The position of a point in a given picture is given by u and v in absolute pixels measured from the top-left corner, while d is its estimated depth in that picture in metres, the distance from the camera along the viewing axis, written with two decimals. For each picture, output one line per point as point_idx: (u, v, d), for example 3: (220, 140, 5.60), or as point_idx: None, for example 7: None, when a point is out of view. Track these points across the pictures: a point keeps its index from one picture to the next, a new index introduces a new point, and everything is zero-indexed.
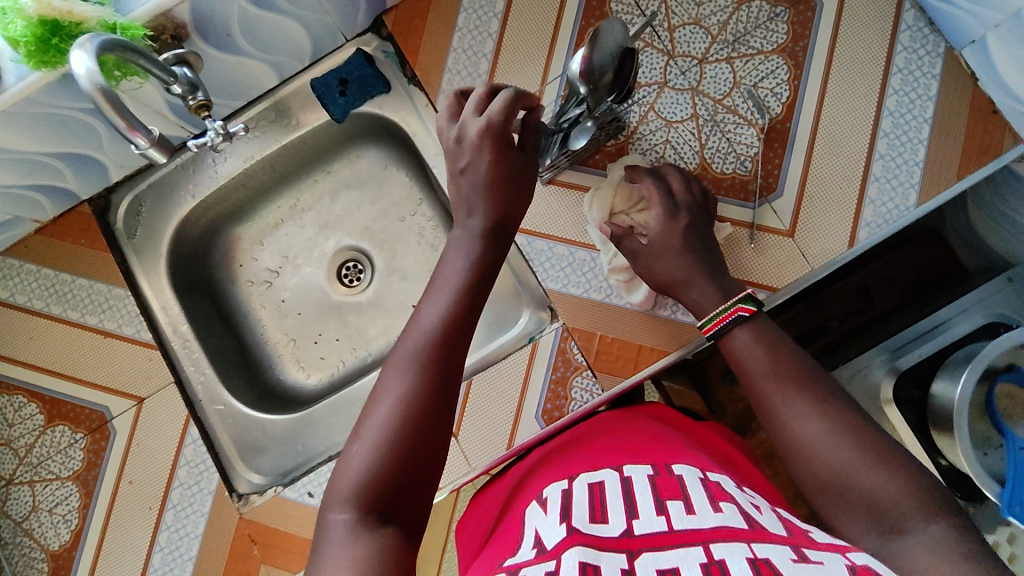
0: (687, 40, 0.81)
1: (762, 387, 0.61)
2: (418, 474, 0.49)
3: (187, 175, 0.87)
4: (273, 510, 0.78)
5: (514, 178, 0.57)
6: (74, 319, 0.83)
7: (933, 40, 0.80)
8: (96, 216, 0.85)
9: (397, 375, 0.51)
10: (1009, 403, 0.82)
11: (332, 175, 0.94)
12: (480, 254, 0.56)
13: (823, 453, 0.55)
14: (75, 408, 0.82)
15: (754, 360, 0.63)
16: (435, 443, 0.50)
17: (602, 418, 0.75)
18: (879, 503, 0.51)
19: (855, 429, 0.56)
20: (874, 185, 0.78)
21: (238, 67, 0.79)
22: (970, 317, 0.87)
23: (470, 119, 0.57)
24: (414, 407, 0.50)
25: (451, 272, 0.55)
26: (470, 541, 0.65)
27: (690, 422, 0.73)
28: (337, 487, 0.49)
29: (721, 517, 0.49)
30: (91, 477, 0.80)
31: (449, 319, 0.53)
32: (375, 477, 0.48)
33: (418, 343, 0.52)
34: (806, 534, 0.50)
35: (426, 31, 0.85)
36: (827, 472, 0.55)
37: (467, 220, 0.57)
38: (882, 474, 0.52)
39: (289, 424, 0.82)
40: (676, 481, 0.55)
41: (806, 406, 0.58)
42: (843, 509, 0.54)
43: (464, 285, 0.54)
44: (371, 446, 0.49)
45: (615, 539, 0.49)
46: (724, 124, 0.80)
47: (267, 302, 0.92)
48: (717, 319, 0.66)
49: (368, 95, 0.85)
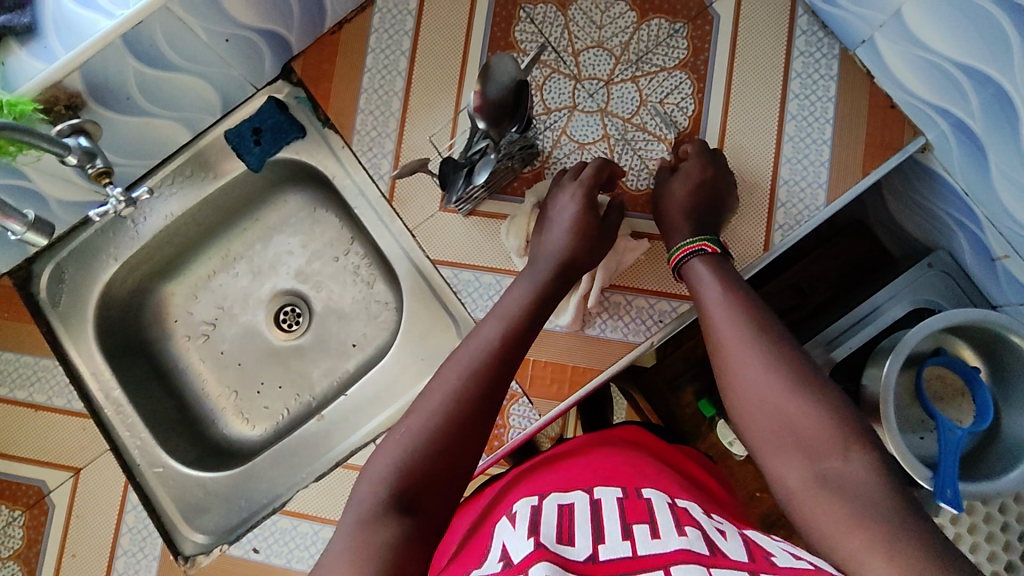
0: (592, 63, 0.83)
1: (710, 319, 0.64)
2: (454, 468, 0.53)
3: (108, 239, 0.85)
4: (219, 570, 0.78)
5: (593, 228, 0.70)
6: (3, 395, 0.82)
7: (828, 43, 0.83)
8: (18, 288, 0.84)
9: (455, 372, 0.57)
10: (940, 386, 0.85)
11: (261, 223, 0.94)
12: (543, 284, 0.67)
13: (763, 376, 0.58)
14: (11, 485, 0.80)
15: (707, 291, 0.66)
16: (474, 443, 0.55)
17: (572, 442, 0.76)
18: (804, 433, 0.54)
19: (792, 363, 0.58)
20: (784, 188, 0.80)
21: (145, 127, 0.78)
22: (900, 302, 0.90)
23: (566, 182, 0.73)
24: (462, 406, 0.55)
25: (516, 299, 0.65)
26: (438, 556, 0.65)
27: (660, 445, 0.76)
28: (373, 468, 0.52)
29: (684, 541, 0.50)
30: (33, 554, 0.79)
31: (510, 338, 0.61)
32: (412, 465, 0.52)
33: (478, 350, 0.59)
34: (769, 559, 0.50)
35: (336, 74, 0.85)
36: (761, 399, 0.57)
37: (538, 265, 0.69)
38: (813, 405, 0.55)
39: (230, 481, 0.80)
40: (644, 505, 0.57)
41: (750, 333, 0.60)
42: (772, 438, 0.55)
43: (524, 313, 0.64)
44: (412, 433, 0.53)
45: (581, 564, 0.49)
46: (635, 142, 0.82)
47: (206, 356, 0.92)
48: (684, 247, 0.71)
49: (284, 142, 0.85)
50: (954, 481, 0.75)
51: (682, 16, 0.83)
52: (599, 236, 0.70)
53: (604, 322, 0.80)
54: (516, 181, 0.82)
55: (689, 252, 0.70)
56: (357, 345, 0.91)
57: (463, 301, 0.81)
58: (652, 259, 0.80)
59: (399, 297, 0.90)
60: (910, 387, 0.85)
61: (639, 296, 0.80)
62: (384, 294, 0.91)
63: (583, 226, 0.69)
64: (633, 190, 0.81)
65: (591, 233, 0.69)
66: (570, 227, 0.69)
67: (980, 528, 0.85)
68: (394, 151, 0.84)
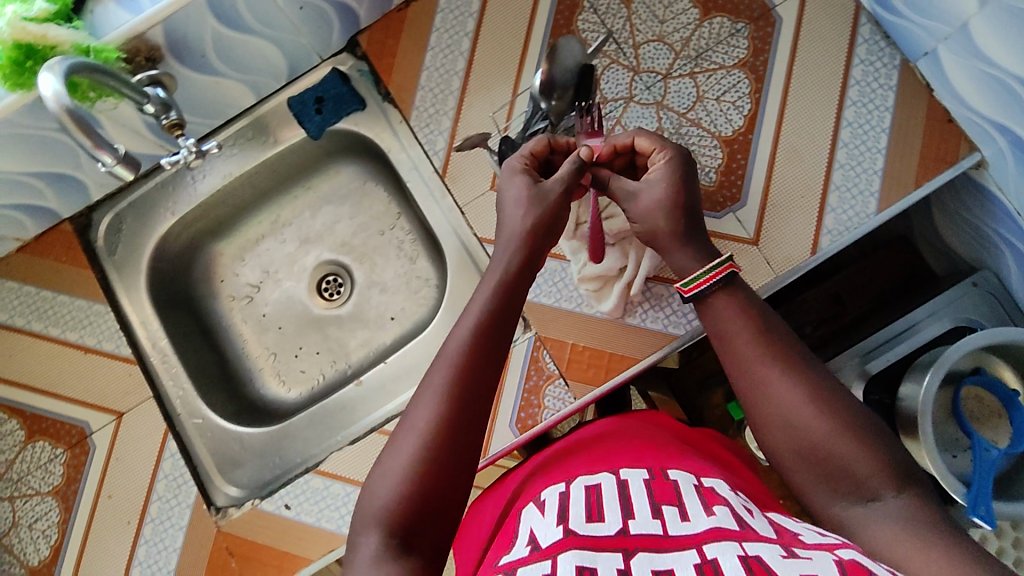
0: (652, 56, 0.84)
1: (737, 361, 0.60)
2: (446, 498, 0.51)
3: (168, 193, 0.89)
4: (251, 522, 0.78)
5: (552, 208, 0.63)
6: (55, 336, 0.85)
7: (889, 53, 0.83)
8: (78, 234, 0.87)
9: (434, 386, 0.54)
10: (976, 405, 0.84)
11: (312, 192, 0.96)
12: (517, 263, 0.60)
13: (808, 419, 0.56)
14: (55, 423, 0.83)
15: (728, 328, 0.61)
16: (467, 457, 0.53)
17: (596, 424, 0.75)
18: (854, 472, 0.54)
19: (830, 399, 0.56)
20: (835, 194, 0.80)
21: (214, 87, 0.81)
22: (939, 321, 0.89)
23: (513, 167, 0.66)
24: (441, 432, 0.52)
25: (484, 285, 0.59)
26: (469, 545, 0.65)
27: (688, 430, 0.74)
28: (367, 512, 0.51)
29: (714, 519, 0.51)
30: (71, 492, 0.81)
31: (481, 337, 0.56)
32: (402, 505, 0.50)
33: (454, 355, 0.55)
34: (796, 535, 0.51)
35: (399, 50, 0.87)
36: (804, 443, 0.56)
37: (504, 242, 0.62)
38: (859, 447, 0.54)
39: (266, 437, 0.83)
40: (672, 486, 0.56)
41: (783, 371, 0.58)
42: (820, 477, 0.55)
43: (496, 299, 0.58)
44: (398, 472, 0.51)
45: (610, 537, 0.50)
46: (689, 137, 0.82)
47: (249, 317, 0.94)
48: (699, 280, 0.62)
49: (344, 112, 0.88)
50: (989, 500, 0.75)
51: (745, 17, 0.84)
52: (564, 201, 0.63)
53: (644, 312, 0.80)
54: None
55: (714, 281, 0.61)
56: (395, 318, 0.93)
57: None
58: None
59: (441, 274, 0.92)
60: (946, 405, 0.84)
61: (681, 289, 0.80)
62: (426, 270, 0.92)
63: (546, 201, 0.63)
64: None
65: (558, 203, 0.63)
66: (523, 202, 0.62)
67: (1010, 554, 0.84)
68: (450, 129, 0.85)
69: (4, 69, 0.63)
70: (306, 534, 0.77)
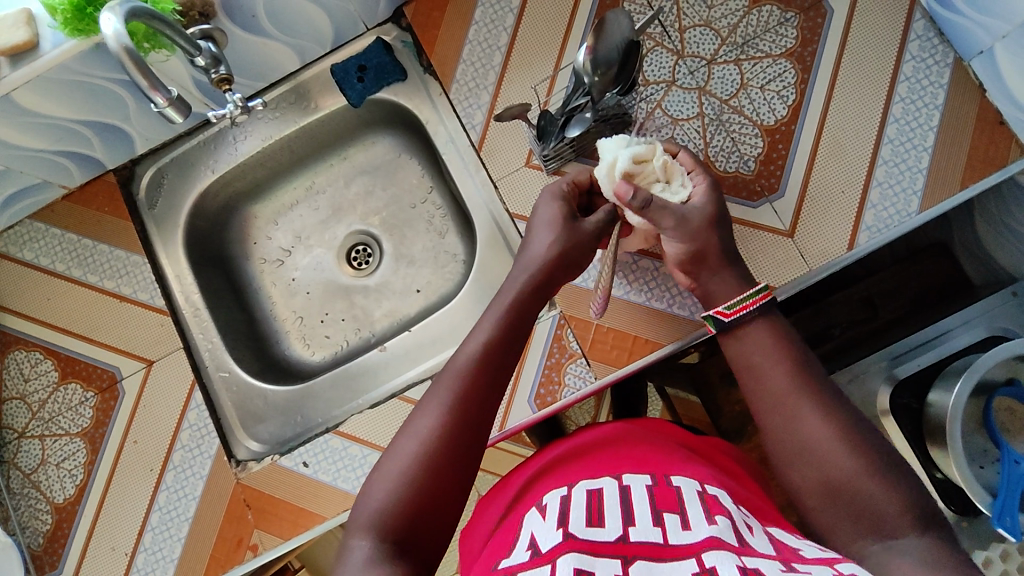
0: (697, 41, 0.83)
1: (770, 393, 0.59)
2: (441, 506, 0.52)
3: (208, 151, 0.90)
4: (269, 477, 0.80)
5: (582, 240, 0.66)
6: (92, 283, 0.87)
7: (942, 51, 0.81)
8: (120, 186, 0.90)
9: (443, 393, 0.56)
10: (1009, 417, 0.81)
11: (347, 161, 0.97)
12: (528, 284, 0.63)
13: (832, 458, 0.54)
14: (88, 366, 0.85)
15: (761, 368, 0.60)
16: (470, 463, 0.54)
17: (602, 428, 0.73)
18: (876, 511, 0.52)
19: (852, 437, 0.55)
20: (876, 190, 0.79)
21: (261, 48, 0.82)
22: (973, 330, 0.86)
23: (546, 199, 0.69)
24: (442, 439, 0.53)
25: (499, 304, 0.62)
26: (472, 543, 0.65)
27: (695, 439, 0.71)
28: (360, 517, 0.51)
29: (714, 529, 0.50)
30: (99, 435, 0.84)
31: (489, 352, 0.58)
32: (398, 509, 0.51)
33: (465, 364, 0.57)
34: (796, 551, 0.50)
35: (444, 23, 0.88)
36: (833, 480, 0.54)
37: (522, 264, 0.65)
38: (884, 486, 0.52)
39: (290, 395, 0.85)
40: (674, 493, 0.55)
41: (806, 407, 0.57)
42: (842, 515, 0.53)
43: (509, 315, 0.61)
44: (395, 478, 0.52)
45: (609, 544, 0.49)
46: (730, 125, 0.81)
47: (278, 280, 0.95)
48: (743, 303, 0.62)
49: (385, 82, 0.88)
50: (1015, 510, 0.75)
51: (795, 6, 0.83)
52: (591, 241, 0.66)
53: (670, 298, 0.80)
54: None
55: (750, 311, 0.62)
56: (421, 291, 0.93)
57: None
58: None
59: (469, 251, 0.92)
60: (977, 415, 0.81)
61: None
62: (455, 246, 0.93)
63: (577, 237, 0.66)
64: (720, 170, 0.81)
65: (587, 240, 0.66)
66: (554, 226, 0.66)
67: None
68: (489, 103, 0.86)
69: (65, 13, 0.65)
70: (323, 493, 0.79)
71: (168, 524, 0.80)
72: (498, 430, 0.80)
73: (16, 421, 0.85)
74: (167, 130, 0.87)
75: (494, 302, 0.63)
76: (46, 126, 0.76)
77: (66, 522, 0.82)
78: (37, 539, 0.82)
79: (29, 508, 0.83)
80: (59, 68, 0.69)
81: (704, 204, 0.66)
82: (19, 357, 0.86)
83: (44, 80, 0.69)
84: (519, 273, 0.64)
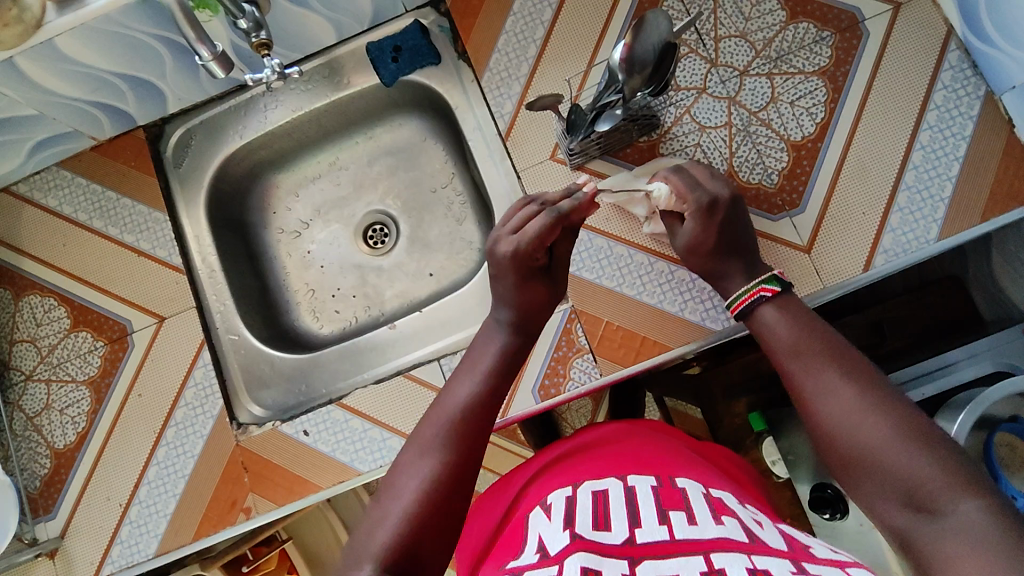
0: (731, 51, 0.84)
1: (783, 360, 0.60)
2: (438, 535, 0.52)
3: (238, 117, 0.91)
4: (269, 442, 0.81)
5: (542, 299, 0.70)
6: (112, 235, 0.88)
7: (975, 83, 0.81)
8: (148, 143, 0.91)
9: (430, 435, 0.57)
10: (1008, 453, 0.80)
11: (373, 141, 0.98)
12: (508, 344, 0.67)
13: (863, 427, 0.53)
14: (100, 316, 0.86)
15: (778, 337, 0.62)
16: (463, 494, 0.54)
17: (608, 427, 0.73)
18: (911, 480, 0.49)
19: (888, 405, 0.53)
20: (896, 215, 0.79)
21: (300, 19, 0.83)
22: (978, 363, 0.85)
23: (502, 243, 0.69)
24: (445, 471, 0.54)
25: (481, 360, 0.66)
26: (471, 542, 0.65)
27: (697, 441, 0.73)
28: (358, 550, 0.50)
29: (722, 530, 0.50)
30: (104, 384, 0.84)
31: (473, 397, 0.61)
32: (403, 535, 0.50)
33: (449, 410, 0.60)
34: (806, 549, 0.50)
35: (482, 12, 0.88)
36: (851, 446, 0.53)
37: (496, 327, 0.69)
38: (909, 453, 0.50)
39: (297, 363, 0.86)
40: (679, 494, 0.56)
41: (833, 380, 0.56)
42: (875, 487, 0.51)
43: (490, 368, 0.64)
44: (394, 512, 0.52)
45: (616, 546, 0.49)
46: (757, 137, 0.82)
47: (294, 251, 0.96)
48: (740, 300, 0.66)
49: (419, 65, 0.89)
50: None
51: (832, 26, 0.83)
52: (550, 292, 0.72)
53: (683, 302, 0.80)
54: (630, 148, 0.84)
55: (749, 304, 0.65)
56: (433, 275, 0.93)
57: None
58: None
59: (485, 239, 0.92)
60: (977, 449, 0.80)
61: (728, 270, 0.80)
62: (472, 233, 0.93)
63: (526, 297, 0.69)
64: (743, 181, 0.81)
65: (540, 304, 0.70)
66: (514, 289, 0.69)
67: None
68: (520, 94, 0.86)
69: None
70: (320, 463, 0.80)
71: (165, 479, 0.81)
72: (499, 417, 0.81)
73: (24, 364, 0.86)
74: (200, 91, 0.88)
75: (469, 360, 0.67)
76: (84, 75, 0.77)
77: (64, 468, 0.83)
78: (34, 482, 0.83)
79: (29, 450, 0.84)
80: (103, 18, 0.70)
81: (693, 232, 0.70)
82: (33, 301, 0.87)
83: (87, 29, 0.70)
84: (495, 337, 0.68)
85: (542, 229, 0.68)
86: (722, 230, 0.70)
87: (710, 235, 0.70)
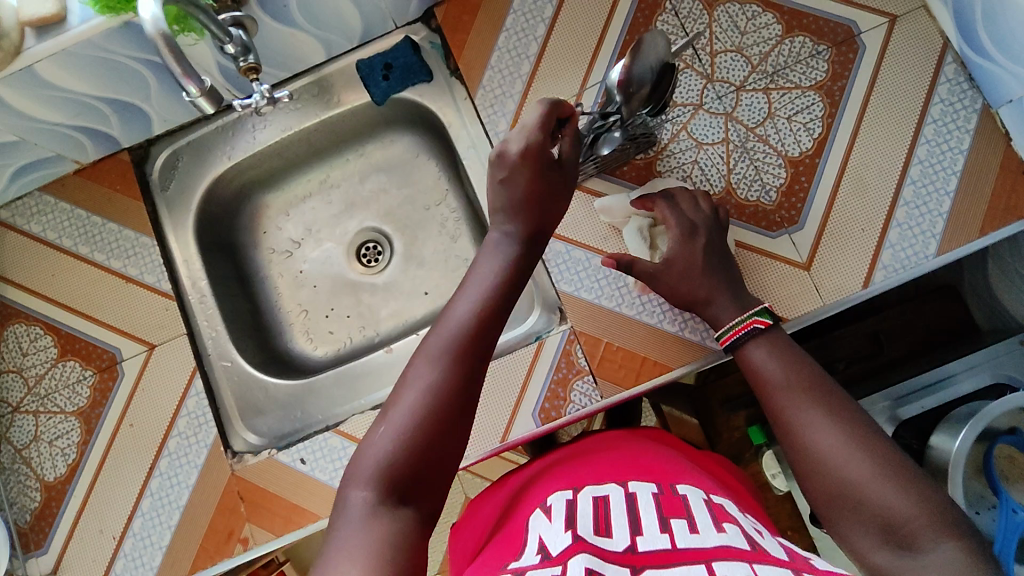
0: (728, 66, 0.83)
1: (771, 394, 0.61)
2: (437, 464, 0.50)
3: (225, 138, 0.90)
4: (264, 471, 0.80)
5: (551, 196, 0.61)
6: (98, 261, 0.86)
7: (971, 96, 0.80)
8: (133, 165, 0.88)
9: (433, 349, 0.53)
10: (1008, 465, 0.80)
11: (364, 158, 0.96)
12: (516, 252, 0.59)
13: (845, 463, 0.54)
14: (88, 345, 0.84)
15: (768, 372, 0.63)
16: (463, 423, 0.52)
17: (605, 436, 0.72)
18: (890, 517, 0.51)
19: (868, 442, 0.55)
20: (896, 230, 0.79)
21: (289, 39, 0.81)
22: (977, 376, 0.85)
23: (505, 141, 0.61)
24: (446, 395, 0.51)
25: (487, 268, 0.58)
26: (464, 548, 0.65)
27: (693, 450, 0.72)
28: (357, 467, 0.49)
29: (723, 537, 0.49)
30: (94, 415, 0.83)
31: (481, 310, 0.55)
32: (404, 459, 0.49)
33: (454, 323, 0.54)
34: (807, 560, 0.50)
35: (473, 28, 0.87)
36: (836, 480, 0.54)
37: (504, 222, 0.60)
38: (894, 490, 0.51)
39: (292, 389, 0.85)
40: (681, 501, 0.55)
41: (818, 416, 0.58)
42: (853, 521, 0.53)
43: (500, 276, 0.57)
44: (392, 434, 0.50)
45: (618, 553, 0.48)
46: (754, 153, 0.81)
47: (286, 271, 0.95)
48: (732, 331, 0.67)
49: (410, 82, 0.87)
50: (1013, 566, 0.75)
51: (828, 39, 0.83)
52: (559, 186, 0.63)
53: (683, 322, 0.79)
54: (626, 166, 0.83)
55: (740, 335, 0.66)
56: (429, 294, 0.92)
57: (550, 270, 0.82)
58: (749, 272, 0.79)
59: None
60: (977, 460, 0.80)
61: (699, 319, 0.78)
62: (467, 251, 0.92)
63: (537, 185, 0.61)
64: (742, 198, 0.81)
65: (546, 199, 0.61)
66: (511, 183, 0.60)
67: None
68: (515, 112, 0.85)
69: None
70: (318, 491, 0.79)
71: (160, 510, 0.79)
72: (500, 441, 0.80)
73: (12, 395, 0.84)
74: (187, 113, 0.86)
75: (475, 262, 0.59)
76: (66, 100, 0.75)
77: (55, 501, 0.81)
78: (24, 516, 0.81)
79: (19, 484, 0.82)
80: (85, 43, 0.67)
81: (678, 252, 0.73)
82: (18, 330, 0.85)
83: (69, 54, 0.68)
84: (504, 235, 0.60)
85: (542, 117, 0.61)
86: (705, 252, 0.73)
87: (693, 255, 0.73)
